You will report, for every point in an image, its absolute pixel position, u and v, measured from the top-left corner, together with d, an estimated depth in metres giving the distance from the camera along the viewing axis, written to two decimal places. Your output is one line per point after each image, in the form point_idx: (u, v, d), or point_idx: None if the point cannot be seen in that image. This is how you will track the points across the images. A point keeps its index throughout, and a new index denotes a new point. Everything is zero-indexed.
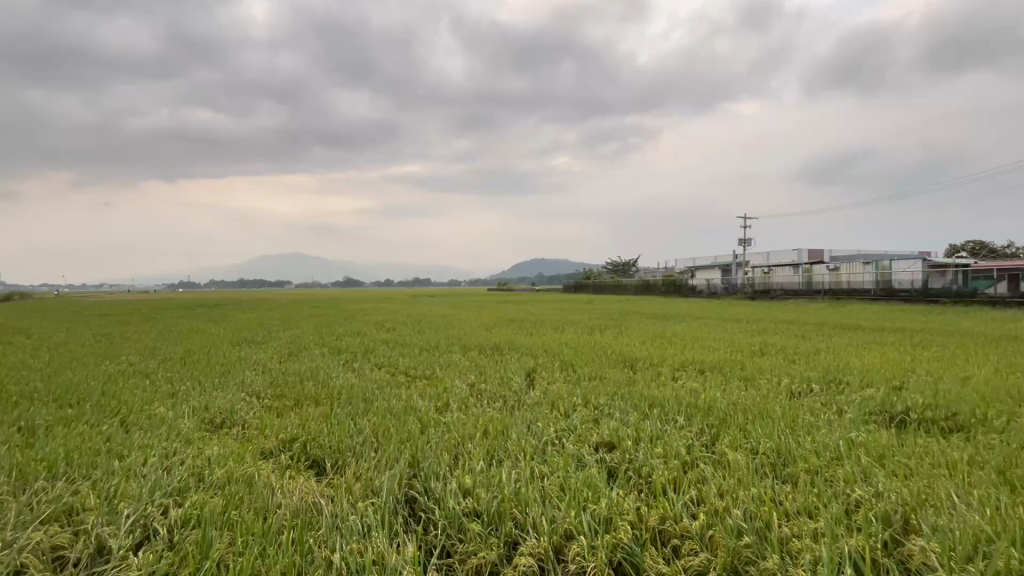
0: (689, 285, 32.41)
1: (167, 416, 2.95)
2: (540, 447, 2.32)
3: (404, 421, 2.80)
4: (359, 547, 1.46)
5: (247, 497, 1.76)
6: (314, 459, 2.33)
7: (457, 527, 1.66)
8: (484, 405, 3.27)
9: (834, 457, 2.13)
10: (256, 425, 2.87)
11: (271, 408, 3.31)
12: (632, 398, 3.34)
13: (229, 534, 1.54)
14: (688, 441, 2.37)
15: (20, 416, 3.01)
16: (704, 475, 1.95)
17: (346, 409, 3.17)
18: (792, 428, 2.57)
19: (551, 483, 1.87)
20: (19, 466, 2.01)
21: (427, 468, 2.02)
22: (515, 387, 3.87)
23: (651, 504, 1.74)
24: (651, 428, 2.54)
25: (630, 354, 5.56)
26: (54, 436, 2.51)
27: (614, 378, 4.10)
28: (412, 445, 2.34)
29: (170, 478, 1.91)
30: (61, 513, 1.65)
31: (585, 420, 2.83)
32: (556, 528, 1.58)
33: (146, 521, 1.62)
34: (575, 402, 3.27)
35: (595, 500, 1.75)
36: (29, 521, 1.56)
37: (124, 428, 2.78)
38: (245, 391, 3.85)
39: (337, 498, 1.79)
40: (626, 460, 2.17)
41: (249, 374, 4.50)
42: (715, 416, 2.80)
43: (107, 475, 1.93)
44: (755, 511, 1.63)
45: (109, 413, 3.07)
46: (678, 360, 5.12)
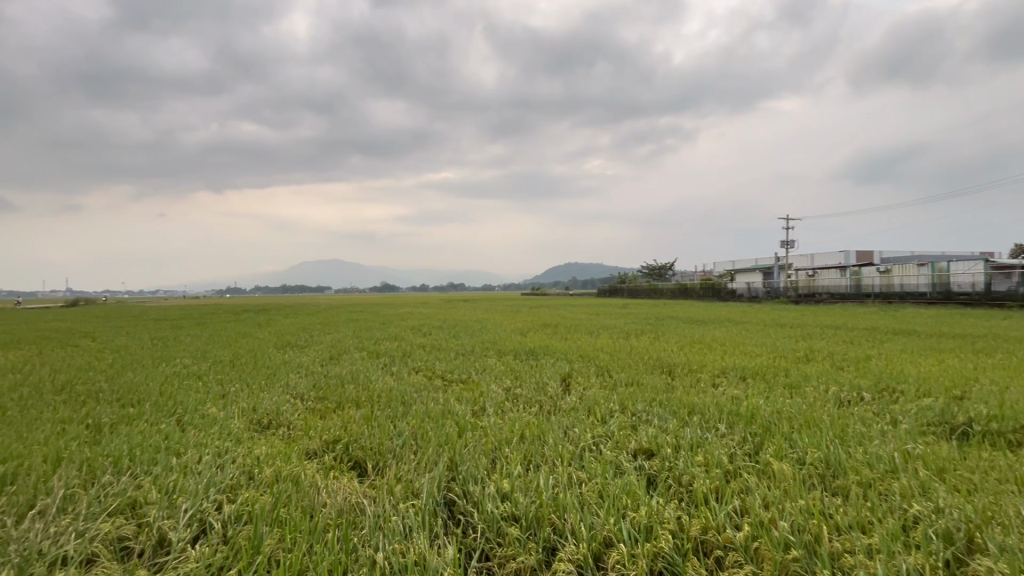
0: (728, 288, 31.62)
1: (219, 417, 3.09)
2: (577, 453, 2.30)
3: (441, 425, 2.84)
4: (401, 548, 1.49)
5: (294, 496, 1.82)
6: (356, 460, 2.39)
7: (496, 531, 1.66)
8: (520, 410, 3.27)
9: (889, 469, 2.02)
10: (300, 426, 2.96)
11: (314, 410, 3.42)
12: (670, 404, 3.26)
13: (278, 531, 1.59)
14: (731, 450, 2.30)
15: (87, 414, 3.23)
16: (748, 485, 1.88)
17: (385, 411, 3.24)
18: (842, 437, 2.45)
19: (589, 489, 1.86)
20: (88, 461, 2.14)
21: (465, 471, 2.03)
22: (550, 392, 3.85)
23: (692, 513, 1.69)
24: (691, 436, 2.48)
25: (669, 360, 5.44)
26: (118, 433, 2.67)
27: (650, 385, 4.02)
28: (450, 449, 2.36)
29: (223, 475, 2.01)
30: (126, 506, 1.75)
31: (622, 426, 2.80)
32: (595, 535, 1.56)
33: (202, 515, 1.70)
34: (611, 408, 3.23)
35: (634, 508, 1.73)
36: (98, 513, 1.67)
37: (180, 426, 2.94)
38: (290, 392, 4.01)
39: (379, 499, 1.83)
40: (667, 468, 2.13)
41: (292, 377, 4.69)
42: (758, 425, 2.71)
43: (165, 472, 2.04)
44: (804, 524, 1.56)
45: (167, 413, 3.25)
46: (719, 366, 4.96)
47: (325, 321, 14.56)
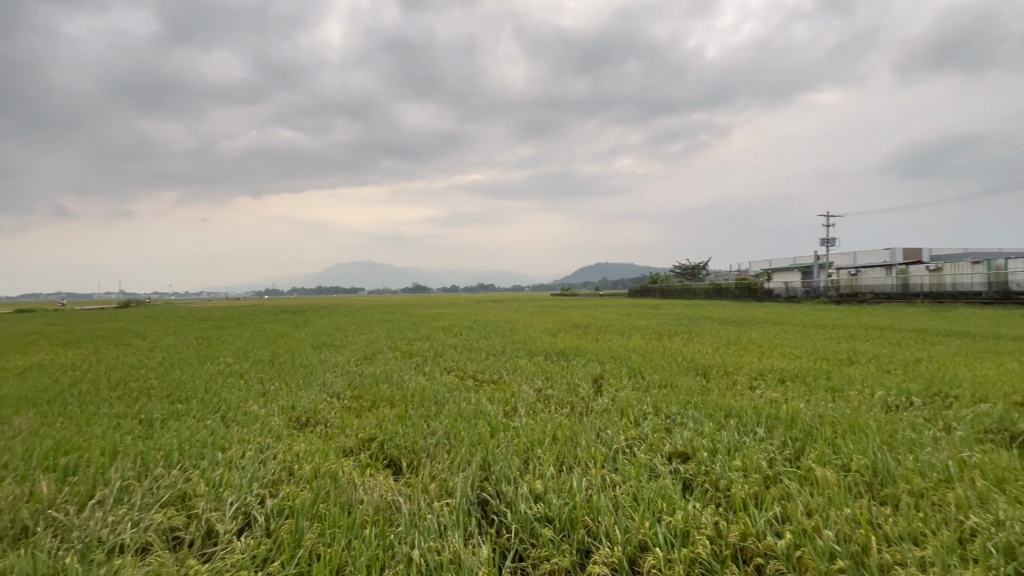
0: (764, 288, 30.71)
1: (260, 414, 3.20)
2: (610, 455, 2.28)
3: (474, 424, 2.86)
4: (436, 546, 1.50)
5: (333, 492, 1.87)
6: (391, 459, 2.43)
7: (530, 531, 1.66)
8: (552, 411, 3.27)
9: (943, 479, 1.92)
10: (337, 424, 3.04)
11: (350, 409, 3.50)
12: (706, 407, 3.19)
13: (318, 525, 1.63)
14: (770, 455, 2.23)
15: (140, 409, 3.41)
16: (789, 491, 1.82)
17: (419, 411, 3.29)
18: (890, 444, 2.34)
19: (623, 492, 1.84)
20: (142, 454, 2.26)
21: (498, 471, 2.04)
22: (581, 393, 3.82)
23: (731, 519, 1.65)
24: (728, 439, 2.42)
25: (703, 362, 5.31)
26: (168, 429, 2.80)
27: (685, 387, 3.94)
28: (483, 448, 2.38)
29: (265, 470, 2.08)
30: (176, 497, 1.83)
31: (656, 428, 2.76)
32: (630, 538, 1.54)
33: (246, 509, 1.77)
34: (645, 410, 3.18)
35: (669, 512, 1.70)
36: (152, 504, 1.76)
37: (224, 422, 3.06)
38: (326, 391, 4.12)
39: (414, 497, 1.85)
40: (703, 472, 2.08)
41: (329, 376, 4.81)
42: (799, 429, 2.62)
43: (212, 466, 2.13)
44: (850, 533, 1.50)
45: (212, 409, 3.40)
46: (757, 368, 4.82)
47: (362, 322, 15.02)
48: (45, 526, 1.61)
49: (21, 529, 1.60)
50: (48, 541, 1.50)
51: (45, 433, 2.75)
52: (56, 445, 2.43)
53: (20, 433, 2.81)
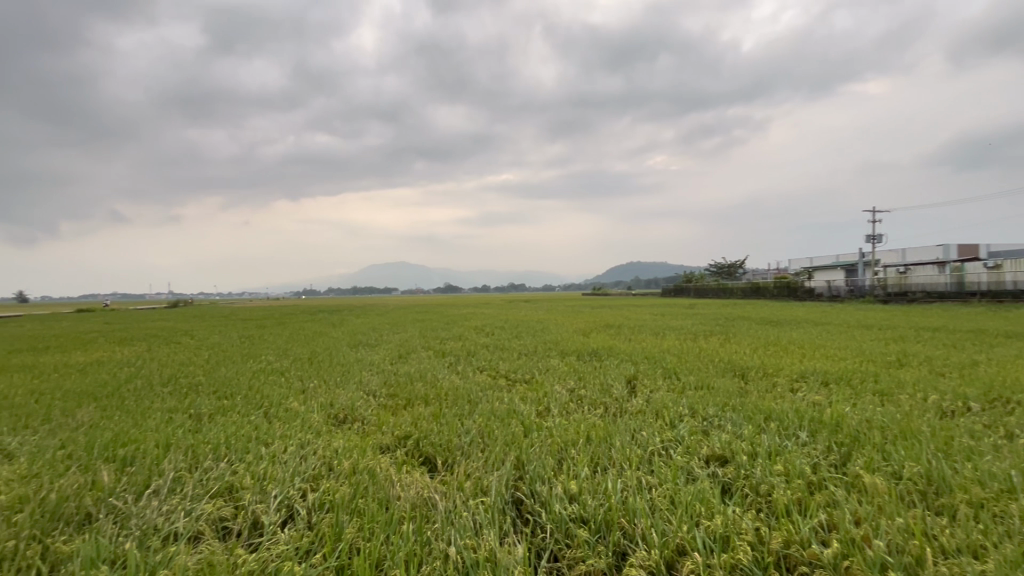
0: (804, 287, 29.62)
1: (301, 410, 3.31)
2: (645, 456, 2.25)
3: (507, 423, 2.88)
4: (472, 543, 1.52)
5: (371, 487, 1.91)
6: (426, 456, 2.46)
7: (565, 532, 1.65)
8: (585, 411, 3.25)
9: (1005, 489, 1.80)
10: (373, 421, 3.11)
11: (386, 406, 3.57)
12: (745, 410, 3.10)
13: (357, 520, 1.67)
14: (814, 460, 2.15)
15: (189, 404, 3.58)
16: (835, 498, 1.75)
17: (453, 409, 3.32)
18: (945, 451, 2.22)
19: (659, 494, 1.81)
20: (192, 447, 2.37)
21: (532, 471, 2.04)
22: (615, 394, 3.78)
23: (773, 525, 1.60)
24: (769, 443, 2.35)
25: (741, 363, 5.16)
26: (215, 423, 2.93)
27: (722, 388, 3.83)
28: (517, 448, 2.38)
29: (306, 465, 2.15)
30: (224, 489, 1.91)
31: (693, 430, 2.70)
32: (667, 542, 1.51)
33: (290, 502, 1.83)
34: (680, 412, 3.12)
35: (708, 516, 1.66)
36: (202, 494, 1.85)
37: (267, 418, 3.18)
38: (363, 389, 4.21)
39: (449, 495, 1.88)
40: (742, 477, 2.02)
41: (365, 374, 4.92)
42: (845, 434, 2.51)
43: (256, 460, 2.21)
44: (903, 544, 1.43)
45: (255, 405, 3.53)
46: (798, 370, 4.65)
47: (396, 321, 15.32)
48: (106, 512, 1.72)
49: (85, 515, 1.71)
50: (110, 527, 1.59)
51: (105, 425, 2.92)
52: (115, 437, 2.58)
53: (83, 425, 3.00)
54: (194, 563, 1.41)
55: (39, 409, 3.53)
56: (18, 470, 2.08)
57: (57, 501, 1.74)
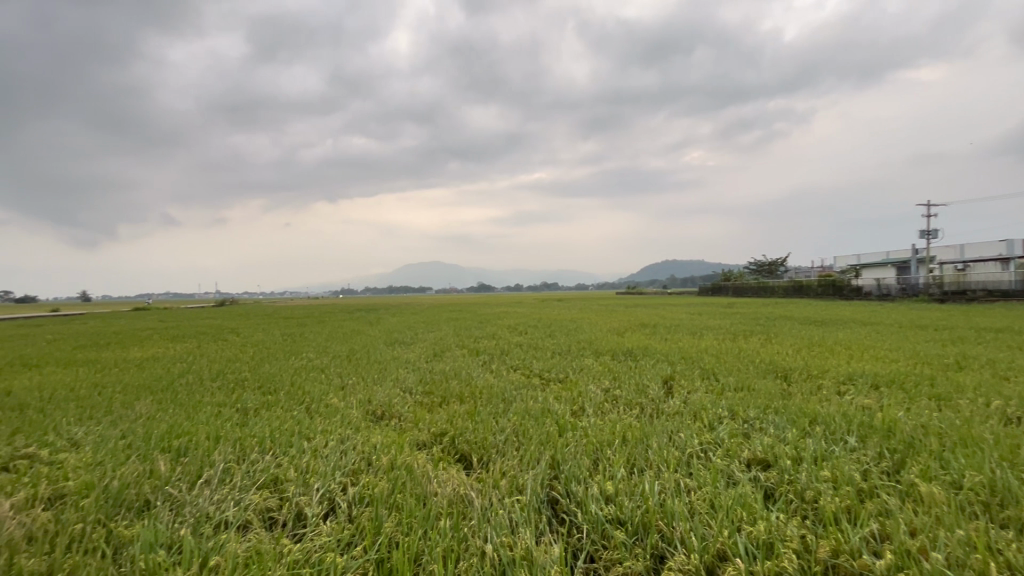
0: (851, 285, 28.30)
1: (340, 406, 3.40)
2: (683, 458, 2.20)
3: (542, 423, 2.87)
4: (509, 541, 1.53)
5: (408, 483, 1.95)
6: (462, 454, 2.49)
7: (601, 533, 1.64)
8: (621, 412, 3.20)
9: None
10: (410, 418, 3.17)
11: (421, 404, 3.63)
12: (788, 413, 2.99)
13: (395, 515, 1.71)
14: (864, 466, 2.05)
15: (236, 399, 3.74)
16: (887, 507, 1.67)
17: (488, 408, 3.34)
18: (1011, 460, 2.07)
19: (699, 498, 1.77)
20: (239, 440, 2.48)
21: (568, 471, 2.03)
22: (651, 394, 3.72)
23: (819, 534, 1.54)
24: (815, 447, 2.26)
25: (784, 364, 4.98)
26: (261, 417, 3.05)
27: (763, 390, 3.71)
28: (552, 447, 2.38)
29: (346, 460, 2.21)
30: (270, 481, 1.99)
31: (732, 433, 2.63)
32: (708, 546, 1.48)
33: (331, 495, 1.89)
34: (720, 414, 3.04)
35: (750, 521, 1.61)
36: (250, 485, 1.93)
37: (308, 413, 3.28)
38: (399, 386, 4.30)
39: (485, 493, 1.89)
40: (786, 482, 1.95)
41: (401, 372, 5.01)
42: (899, 440, 2.38)
43: (300, 454, 2.29)
44: (964, 558, 1.35)
45: (297, 400, 3.66)
46: (845, 372, 4.45)
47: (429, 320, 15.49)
48: (163, 500, 1.82)
49: (143, 502, 1.81)
50: (166, 514, 1.68)
51: (160, 418, 3.09)
52: (170, 428, 2.72)
53: (141, 417, 3.18)
54: (244, 551, 1.47)
55: (102, 401, 3.77)
56: (85, 458, 2.22)
57: (119, 488, 1.85)
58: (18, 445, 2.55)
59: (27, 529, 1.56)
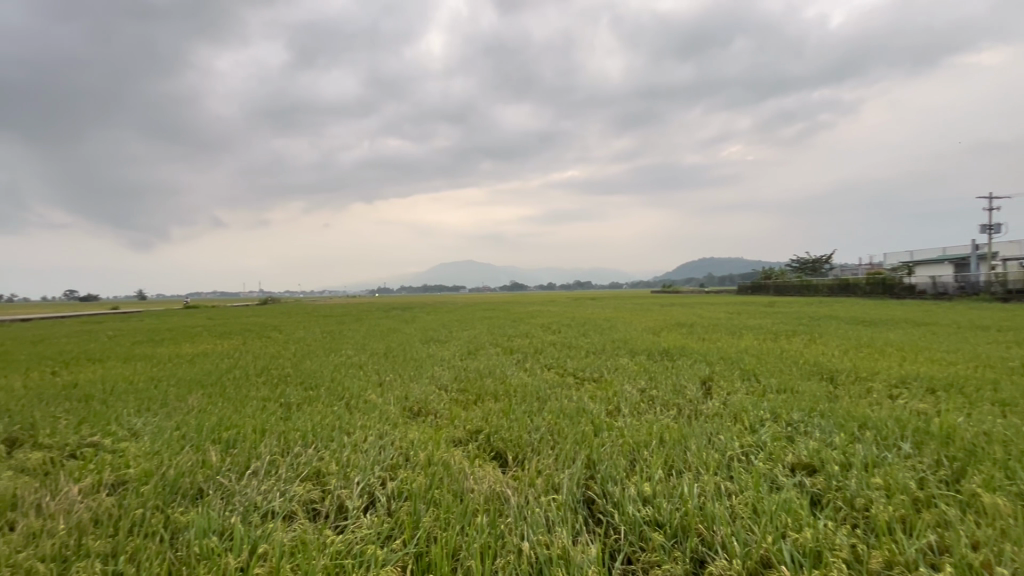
0: (903, 284, 26.82)
1: (378, 402, 3.48)
2: (723, 461, 2.14)
3: (577, 422, 2.85)
4: (545, 540, 1.52)
5: (446, 479, 1.98)
6: (497, 451, 2.51)
7: (639, 535, 1.62)
8: (658, 413, 3.15)
9: None
10: (446, 415, 3.21)
11: (457, 401, 3.67)
12: (836, 416, 2.87)
13: (433, 510, 1.74)
14: (920, 475, 1.95)
15: (280, 394, 3.88)
16: (946, 518, 1.57)
17: (522, 406, 3.34)
18: None
19: (741, 502, 1.72)
20: (284, 433, 2.58)
21: (604, 471, 2.01)
22: (689, 395, 3.64)
23: (871, 544, 1.47)
24: (865, 453, 2.16)
25: (830, 366, 4.77)
26: (304, 412, 3.16)
27: (808, 392, 3.57)
28: (588, 447, 2.36)
29: (385, 455, 2.26)
30: (313, 473, 2.06)
31: (775, 436, 2.54)
32: (751, 553, 1.44)
33: (371, 489, 1.94)
34: (761, 416, 2.94)
35: (796, 528, 1.55)
36: (294, 477, 2.00)
37: (348, 408, 3.38)
38: (435, 383, 4.36)
39: (521, 490, 1.89)
40: (834, 488, 1.87)
41: (436, 369, 5.08)
42: (958, 447, 2.25)
43: (340, 448, 2.36)
44: None
45: (338, 396, 3.77)
46: (898, 375, 4.22)
47: (464, 318, 15.53)
48: (214, 488, 1.91)
49: (197, 490, 1.91)
50: (218, 502, 1.77)
51: (211, 411, 3.24)
52: (220, 421, 2.85)
53: (193, 409, 3.35)
54: (290, 541, 1.52)
55: (158, 394, 3.98)
56: (144, 448, 2.36)
57: (175, 476, 1.95)
58: (84, 434, 2.73)
59: (94, 513, 1.67)
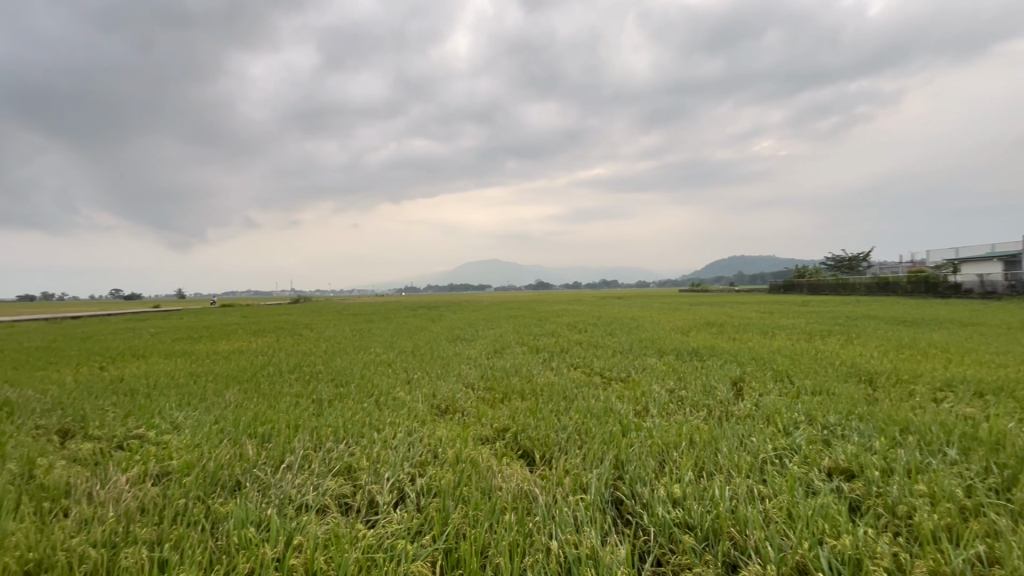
0: (947, 283, 25.59)
1: (407, 400, 3.53)
2: (756, 464, 2.09)
3: (605, 422, 2.83)
4: (574, 539, 1.52)
5: (474, 477, 1.99)
6: (525, 450, 2.51)
7: (669, 537, 1.60)
8: (688, 413, 3.10)
9: None
10: (473, 413, 3.23)
11: (484, 399, 3.69)
12: (876, 420, 2.76)
13: (462, 507, 1.75)
14: (968, 482, 1.86)
15: (312, 390, 3.98)
16: (997, 528, 1.50)
17: (549, 405, 3.34)
18: None
19: (775, 506, 1.68)
20: (316, 429, 2.64)
21: (633, 472, 1.99)
22: (719, 396, 3.57)
23: (915, 553, 1.41)
24: (908, 459, 2.07)
25: (869, 367, 4.60)
26: (336, 408, 3.23)
27: (845, 395, 3.45)
28: (616, 447, 2.34)
29: (414, 451, 2.29)
30: (344, 468, 2.11)
31: (811, 439, 2.47)
32: (786, 558, 1.40)
33: (400, 485, 1.97)
34: (796, 419, 2.85)
35: (834, 534, 1.51)
36: (327, 471, 2.05)
37: (378, 405, 3.44)
38: (462, 381, 4.39)
39: (549, 489, 1.89)
40: (874, 494, 1.80)
41: (463, 368, 5.12)
42: (1010, 454, 2.13)
43: (371, 444, 2.41)
44: None
45: (368, 393, 3.84)
46: (943, 377, 4.03)
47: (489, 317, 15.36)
48: (252, 481, 1.97)
49: (235, 482, 1.98)
50: (255, 494, 1.83)
51: (247, 406, 3.36)
52: (256, 416, 2.95)
53: (231, 404, 3.47)
54: (323, 533, 1.56)
55: (197, 389, 4.13)
56: (185, 440, 2.46)
57: (215, 468, 2.03)
58: (130, 427, 2.86)
59: (141, 501, 1.75)
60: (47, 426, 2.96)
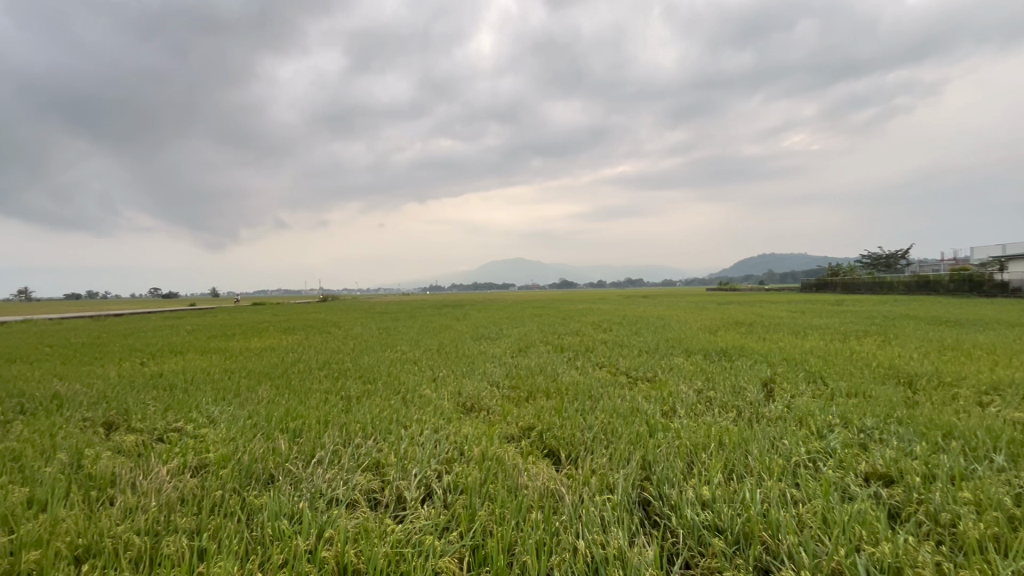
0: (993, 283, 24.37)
1: (433, 397, 3.57)
2: (788, 467, 2.04)
3: (631, 422, 2.80)
4: (601, 540, 1.51)
5: (500, 475, 2.00)
6: (550, 449, 2.50)
7: (698, 539, 1.57)
8: (716, 415, 3.04)
9: None
10: (499, 411, 3.24)
11: (509, 397, 3.70)
12: (916, 424, 2.65)
13: (488, 504, 1.76)
14: (1017, 490, 1.77)
15: (341, 387, 4.07)
16: None
17: (575, 404, 3.32)
18: None
19: (808, 510, 1.63)
20: (346, 425, 2.70)
21: (661, 473, 1.97)
22: (749, 397, 3.49)
23: (959, 563, 1.36)
24: (951, 465, 1.98)
25: (909, 369, 4.42)
26: (364, 404, 3.29)
27: (883, 397, 3.33)
28: (643, 447, 2.32)
29: (440, 449, 2.31)
30: (373, 464, 2.14)
31: (847, 443, 2.39)
32: (821, 564, 1.36)
33: (427, 481, 1.99)
34: (830, 421, 2.76)
35: (871, 541, 1.46)
36: (356, 467, 2.09)
37: (405, 402, 3.49)
38: (487, 380, 4.41)
39: (575, 489, 1.88)
40: (915, 501, 1.74)
41: (488, 366, 5.14)
42: None
43: (398, 440, 2.44)
44: None
45: (394, 390, 3.90)
46: (989, 381, 3.85)
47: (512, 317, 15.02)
48: (285, 474, 2.03)
49: (268, 475, 2.04)
50: (288, 488, 1.88)
51: (279, 401, 3.45)
52: (288, 411, 3.03)
53: (263, 399, 3.58)
54: (353, 527, 1.60)
55: (231, 385, 4.27)
56: (221, 434, 2.54)
57: (249, 462, 2.09)
58: (169, 420, 2.98)
59: (181, 492, 1.82)
60: (93, 418, 3.11)
